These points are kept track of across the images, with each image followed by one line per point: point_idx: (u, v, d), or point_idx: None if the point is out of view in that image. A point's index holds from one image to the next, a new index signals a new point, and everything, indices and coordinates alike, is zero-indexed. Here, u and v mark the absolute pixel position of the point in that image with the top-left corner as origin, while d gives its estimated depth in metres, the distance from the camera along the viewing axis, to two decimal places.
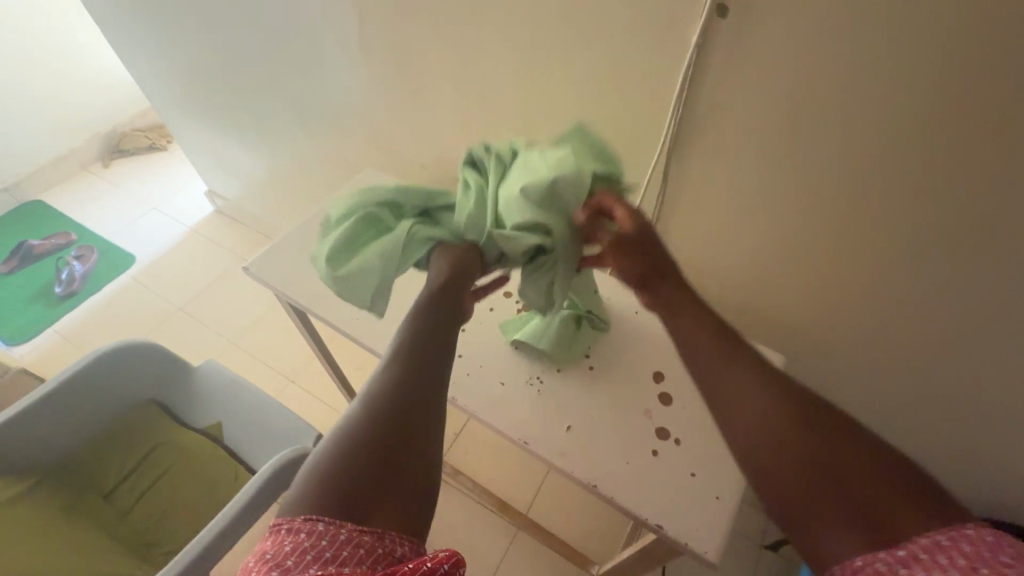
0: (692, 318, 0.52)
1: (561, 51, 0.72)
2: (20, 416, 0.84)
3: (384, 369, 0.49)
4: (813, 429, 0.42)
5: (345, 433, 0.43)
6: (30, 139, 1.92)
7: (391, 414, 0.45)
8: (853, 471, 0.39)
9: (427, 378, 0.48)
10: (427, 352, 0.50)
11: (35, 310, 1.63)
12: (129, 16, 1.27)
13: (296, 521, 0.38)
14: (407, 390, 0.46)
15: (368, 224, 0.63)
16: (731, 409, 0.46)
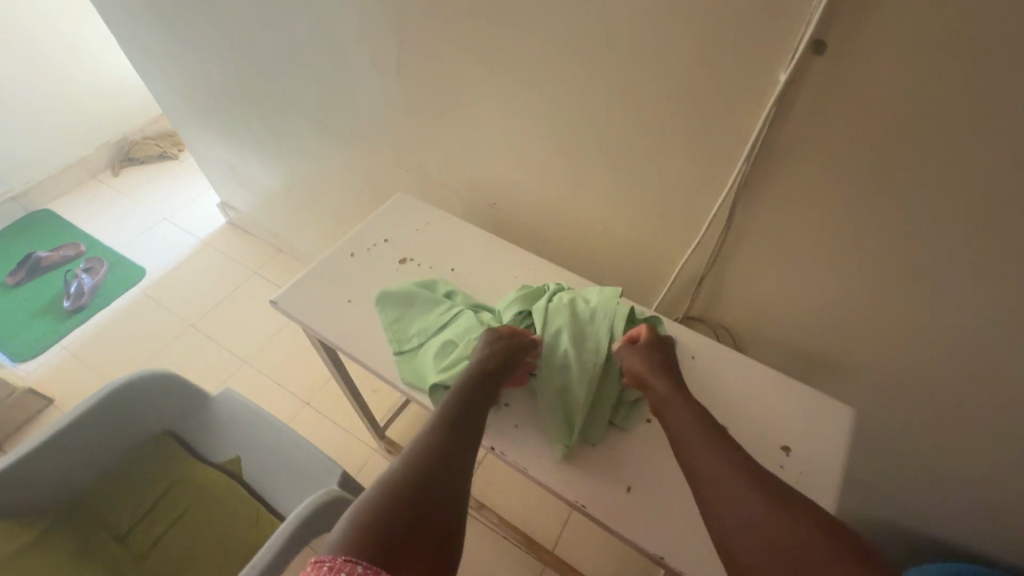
0: (690, 417, 0.54)
1: (617, 78, 0.66)
2: (30, 455, 0.80)
3: (424, 436, 0.54)
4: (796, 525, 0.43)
5: (387, 489, 0.47)
6: (41, 148, 1.88)
7: (431, 473, 0.49)
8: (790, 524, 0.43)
9: (461, 450, 0.53)
10: (462, 428, 0.56)
11: (42, 325, 1.59)
12: (148, 29, 1.23)
13: (335, 561, 0.40)
14: (441, 461, 0.51)
15: (425, 306, 0.75)
16: (720, 501, 0.47)
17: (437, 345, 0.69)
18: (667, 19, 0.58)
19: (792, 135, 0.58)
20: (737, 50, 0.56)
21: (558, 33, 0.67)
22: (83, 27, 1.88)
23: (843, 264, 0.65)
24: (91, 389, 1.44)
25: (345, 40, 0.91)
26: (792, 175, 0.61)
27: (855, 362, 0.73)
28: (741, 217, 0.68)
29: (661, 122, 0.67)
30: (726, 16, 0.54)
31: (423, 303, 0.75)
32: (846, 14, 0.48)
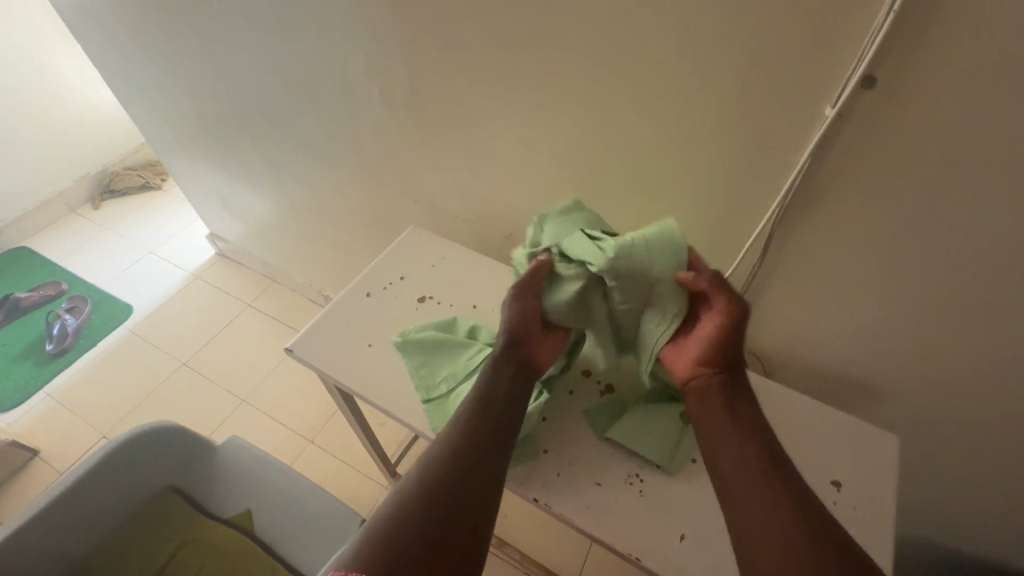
0: (717, 384, 0.55)
1: (647, 111, 0.65)
2: (28, 527, 0.75)
3: (446, 433, 0.55)
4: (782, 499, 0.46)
5: (403, 495, 0.49)
6: (16, 183, 1.81)
7: (447, 478, 0.50)
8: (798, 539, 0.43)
9: (487, 445, 0.53)
10: (486, 423, 0.55)
11: (24, 370, 1.51)
12: (139, 62, 1.20)
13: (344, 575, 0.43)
14: (465, 460, 0.52)
15: (455, 347, 0.71)
16: (723, 462, 0.50)
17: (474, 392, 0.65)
18: (704, 55, 0.56)
19: (835, 169, 0.57)
20: (779, 85, 0.54)
21: (584, 66, 0.65)
22: (58, 58, 1.82)
23: (882, 293, 0.64)
24: (79, 437, 1.37)
25: (350, 73, 0.88)
26: (833, 207, 0.60)
27: (891, 386, 0.72)
28: (775, 247, 0.67)
29: (693, 155, 0.66)
30: (768, 53, 0.53)
31: (451, 344, 0.71)
32: (898, 51, 0.47)
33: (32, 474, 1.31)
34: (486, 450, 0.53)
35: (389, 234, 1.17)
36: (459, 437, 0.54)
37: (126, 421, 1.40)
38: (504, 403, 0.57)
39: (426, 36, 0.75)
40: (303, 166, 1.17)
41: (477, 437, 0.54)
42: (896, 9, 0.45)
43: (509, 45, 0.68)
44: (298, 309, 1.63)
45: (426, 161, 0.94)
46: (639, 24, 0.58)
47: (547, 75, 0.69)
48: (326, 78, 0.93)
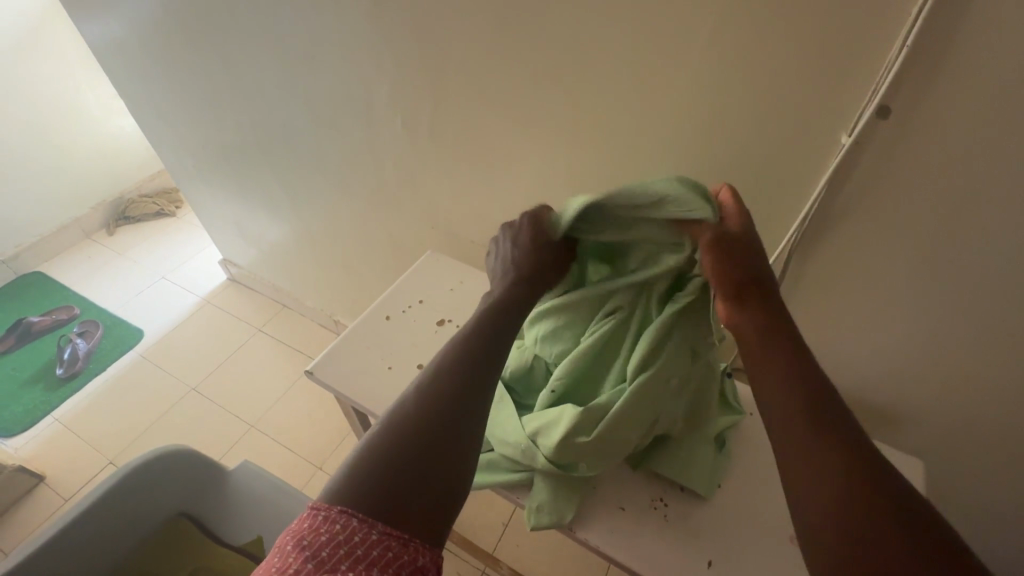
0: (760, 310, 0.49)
1: (665, 140, 0.67)
2: (41, 551, 0.74)
3: (436, 367, 0.51)
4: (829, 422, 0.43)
5: (395, 427, 0.46)
6: (35, 210, 1.84)
7: (441, 413, 0.47)
8: (858, 503, 0.39)
9: (469, 397, 0.49)
10: (477, 359, 0.52)
11: (33, 394, 1.51)
12: (165, 92, 1.25)
13: (333, 512, 0.40)
14: (455, 393, 0.49)
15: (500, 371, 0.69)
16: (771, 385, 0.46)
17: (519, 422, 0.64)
18: (723, 87, 0.59)
19: (851, 196, 0.59)
20: (796, 115, 0.57)
21: (604, 98, 0.68)
22: (83, 90, 1.88)
23: (900, 319, 0.65)
24: (85, 462, 1.35)
25: (373, 103, 0.92)
26: (851, 234, 0.61)
27: (911, 411, 0.72)
28: (792, 273, 0.68)
29: (709, 183, 0.67)
30: (785, 85, 0.55)
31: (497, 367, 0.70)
32: (911, 84, 0.49)
33: (37, 500, 1.29)
34: (479, 387, 0.50)
35: (403, 259, 1.19)
36: (453, 376, 0.50)
37: (133, 447, 1.39)
38: (488, 353, 0.53)
39: (449, 69, 0.78)
40: (319, 193, 1.20)
41: (456, 390, 0.49)
42: (909, 43, 0.47)
43: (531, 77, 0.71)
44: (308, 334, 1.64)
45: (443, 188, 0.97)
46: (658, 58, 0.61)
47: (567, 105, 0.71)
48: (349, 110, 0.96)
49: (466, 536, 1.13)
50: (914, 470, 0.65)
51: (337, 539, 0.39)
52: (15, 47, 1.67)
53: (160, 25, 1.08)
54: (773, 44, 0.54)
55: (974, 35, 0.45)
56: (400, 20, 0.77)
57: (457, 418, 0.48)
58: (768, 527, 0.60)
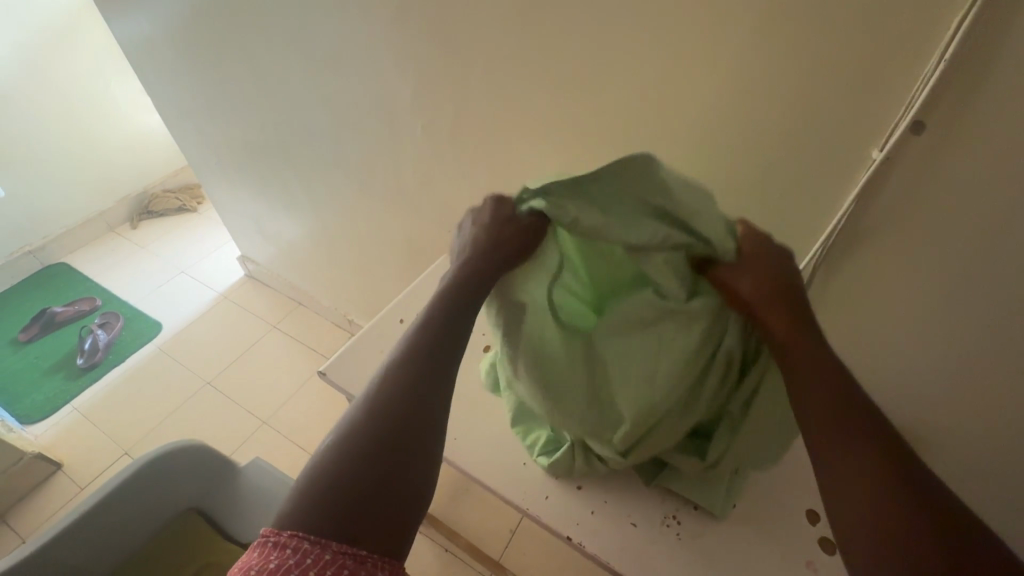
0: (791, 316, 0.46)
1: (687, 150, 0.66)
2: (55, 540, 0.76)
3: (378, 383, 0.48)
4: (864, 421, 0.41)
5: (337, 447, 0.44)
6: (62, 202, 1.89)
7: (385, 428, 0.45)
8: (894, 501, 0.37)
9: (419, 408, 0.47)
10: (420, 371, 0.48)
11: (53, 383, 1.54)
12: (192, 89, 1.27)
13: (283, 536, 0.40)
14: (399, 407, 0.46)
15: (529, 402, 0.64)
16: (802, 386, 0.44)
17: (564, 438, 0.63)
18: (750, 97, 0.58)
19: (881, 213, 0.57)
20: (826, 128, 0.55)
21: (626, 107, 0.67)
22: (113, 86, 1.93)
23: (929, 341, 0.63)
24: (101, 452, 1.38)
25: (395, 106, 0.92)
26: (880, 251, 0.59)
27: (937, 436, 0.70)
28: (816, 289, 0.67)
29: (732, 195, 0.66)
30: (815, 97, 0.54)
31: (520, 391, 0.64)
32: (946, 100, 0.48)
33: (53, 487, 1.32)
34: (423, 395, 0.47)
35: (419, 261, 1.19)
36: (394, 389, 0.47)
37: (148, 438, 1.41)
38: (448, 339, 0.51)
39: (471, 73, 0.78)
40: (338, 192, 1.21)
41: (397, 408, 0.46)
42: (946, 59, 0.46)
43: (553, 84, 0.71)
44: (322, 332, 1.65)
45: (461, 191, 0.96)
46: (682, 68, 0.60)
47: (589, 111, 0.70)
48: (370, 111, 0.97)
49: (473, 543, 1.12)
50: None
51: (288, 562, 0.38)
52: (49, 42, 1.71)
53: (189, 25, 1.10)
54: (804, 55, 0.52)
55: (1016, 50, 0.43)
56: (423, 24, 0.77)
57: (402, 432, 0.45)
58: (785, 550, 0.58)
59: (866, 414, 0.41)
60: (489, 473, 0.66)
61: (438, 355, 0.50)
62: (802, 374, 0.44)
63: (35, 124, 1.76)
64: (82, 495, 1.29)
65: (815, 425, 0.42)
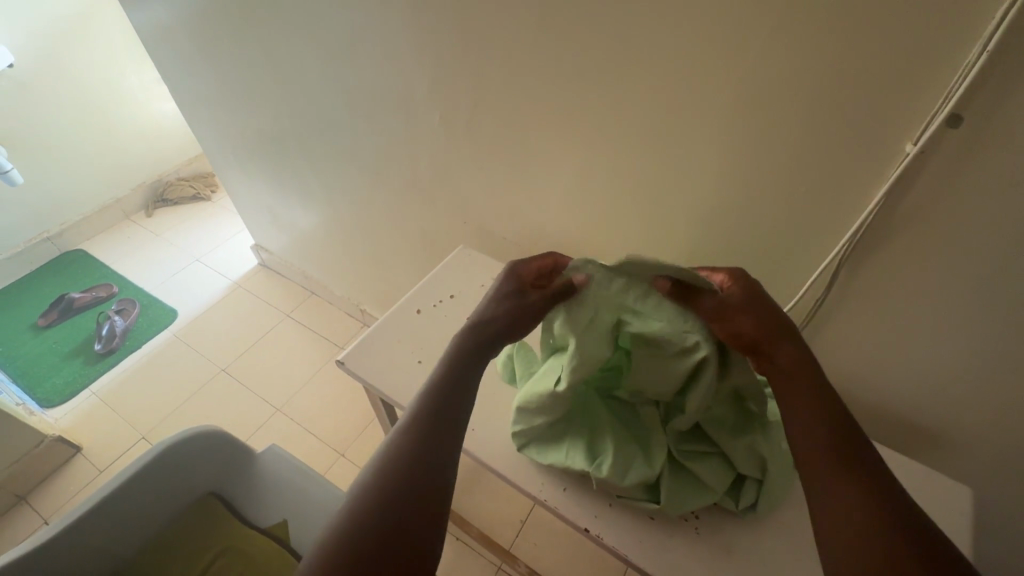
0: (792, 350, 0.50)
1: (711, 142, 0.65)
2: (78, 523, 0.77)
3: (400, 430, 0.50)
4: (846, 442, 0.45)
5: (362, 492, 0.45)
6: (79, 189, 1.91)
7: (405, 471, 0.46)
8: (870, 510, 0.41)
9: (438, 453, 0.48)
10: (440, 419, 0.51)
11: (72, 367, 1.56)
12: (207, 77, 1.27)
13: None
14: (418, 452, 0.48)
15: (550, 432, 0.65)
16: (797, 403, 0.48)
17: (576, 465, 0.61)
18: (779, 89, 0.56)
19: (912, 207, 0.56)
20: (859, 121, 0.54)
21: (649, 98, 0.66)
22: (128, 74, 1.94)
23: (956, 340, 0.61)
24: (119, 436, 1.40)
25: (412, 95, 0.91)
26: (910, 246, 0.58)
27: (959, 435, 0.69)
28: (841, 283, 0.66)
29: (757, 189, 0.65)
30: (848, 90, 0.53)
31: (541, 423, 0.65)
32: (987, 92, 0.46)
33: (73, 469, 1.34)
34: (443, 441, 0.49)
35: (432, 251, 1.19)
36: (416, 437, 0.49)
37: (165, 423, 1.43)
38: (462, 388, 0.54)
39: (491, 62, 0.76)
40: (352, 182, 1.21)
41: (418, 453, 0.48)
42: (990, 48, 0.44)
43: (574, 74, 0.69)
44: (334, 321, 1.66)
45: (476, 182, 0.96)
46: (709, 57, 0.58)
47: (612, 102, 0.69)
48: (387, 101, 0.96)
49: (485, 531, 1.13)
50: (962, 498, 0.62)
51: None
52: (66, 30, 1.72)
53: (206, 12, 1.10)
54: (839, 45, 0.51)
55: None
56: (442, 13, 0.76)
57: (422, 476, 0.47)
58: (806, 546, 0.58)
59: (851, 439, 0.45)
60: (508, 464, 0.66)
61: (456, 404, 0.52)
62: (800, 403, 0.47)
63: (52, 112, 1.77)
64: (101, 478, 1.32)
65: (807, 440, 0.46)
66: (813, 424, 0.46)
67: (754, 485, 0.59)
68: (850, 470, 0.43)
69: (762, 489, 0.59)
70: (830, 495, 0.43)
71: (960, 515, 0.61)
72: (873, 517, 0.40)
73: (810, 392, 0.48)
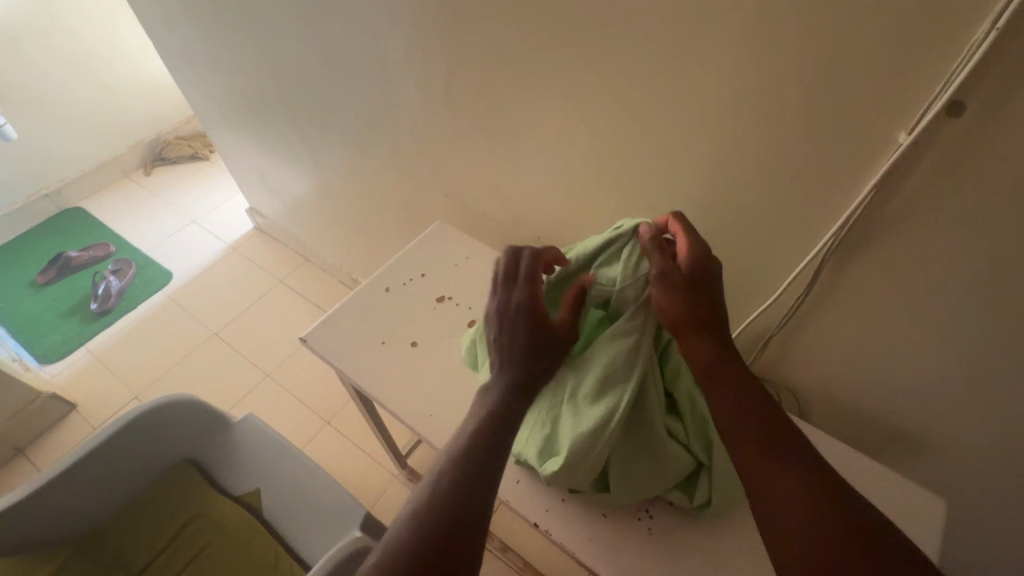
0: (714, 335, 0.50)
1: (692, 123, 0.59)
2: (52, 483, 0.79)
3: (448, 457, 0.47)
4: (779, 435, 0.45)
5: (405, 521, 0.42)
6: (76, 145, 1.89)
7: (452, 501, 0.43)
8: (816, 503, 0.40)
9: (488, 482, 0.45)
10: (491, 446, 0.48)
11: (69, 325, 1.59)
12: (189, 34, 1.22)
13: None
14: (465, 482, 0.45)
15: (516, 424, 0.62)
16: (729, 402, 0.47)
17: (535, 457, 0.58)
18: (764, 65, 0.51)
19: (903, 203, 0.51)
20: (849, 105, 0.49)
21: (628, 71, 0.60)
22: (122, 29, 1.88)
23: (942, 347, 0.57)
24: (113, 394, 1.43)
25: (388, 59, 0.86)
26: (899, 244, 0.53)
27: (941, 445, 0.65)
28: (824, 281, 0.61)
29: (739, 176, 0.60)
30: (838, 70, 0.47)
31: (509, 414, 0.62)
32: (992, 77, 0.41)
33: (69, 425, 1.38)
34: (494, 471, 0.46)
35: (418, 223, 1.15)
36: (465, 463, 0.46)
37: (157, 384, 1.45)
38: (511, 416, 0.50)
39: (465, 26, 0.71)
40: (337, 148, 1.16)
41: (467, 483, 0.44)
42: (1000, 26, 0.39)
43: (550, 42, 0.64)
44: (326, 289, 1.65)
45: (456, 154, 0.91)
46: (690, 29, 0.53)
47: (588, 75, 0.64)
48: (364, 65, 0.91)
49: None
50: (935, 510, 0.59)
51: None
52: None
53: None
54: (831, 17, 0.45)
55: None
56: None
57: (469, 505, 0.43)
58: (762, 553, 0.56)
59: (782, 428, 0.45)
60: None
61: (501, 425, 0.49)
62: (728, 395, 0.47)
63: (45, 66, 1.74)
64: None
65: (740, 440, 0.45)
66: (745, 417, 0.46)
67: (708, 480, 0.57)
68: (782, 462, 0.43)
69: (714, 483, 0.57)
70: (773, 493, 0.42)
71: (930, 528, 0.58)
72: (820, 515, 0.40)
73: (740, 380, 0.48)
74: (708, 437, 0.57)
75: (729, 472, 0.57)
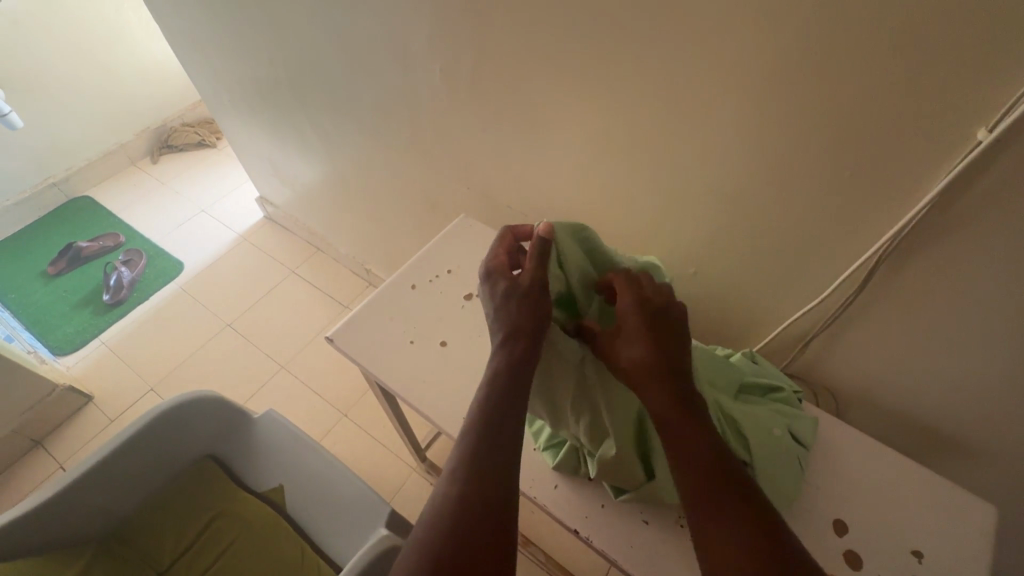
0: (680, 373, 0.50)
1: (741, 119, 0.56)
2: (79, 480, 0.80)
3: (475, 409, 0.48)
4: (719, 466, 0.45)
5: (449, 476, 0.45)
6: (82, 134, 1.87)
7: (486, 450, 0.46)
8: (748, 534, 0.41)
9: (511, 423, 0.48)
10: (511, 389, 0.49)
11: (82, 317, 1.58)
12: (198, 20, 1.18)
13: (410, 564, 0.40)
14: (495, 428, 0.47)
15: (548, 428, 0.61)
16: (674, 434, 0.47)
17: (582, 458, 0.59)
18: (830, 58, 0.47)
19: (972, 205, 0.48)
20: (921, 104, 0.46)
21: (673, 65, 0.57)
22: (125, 13, 1.83)
23: (999, 352, 0.55)
24: (129, 386, 1.43)
25: (410, 47, 0.82)
26: (961, 247, 0.51)
27: (989, 449, 0.64)
28: (875, 284, 0.59)
29: (791, 175, 0.57)
30: (914, 64, 0.44)
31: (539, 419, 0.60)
32: None
33: (86, 417, 1.38)
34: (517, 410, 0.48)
35: (437, 215, 1.13)
36: (490, 411, 0.48)
37: (172, 376, 1.45)
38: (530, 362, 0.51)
39: (495, 15, 0.67)
40: (353, 137, 1.13)
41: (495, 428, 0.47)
42: None
43: (589, 34, 0.61)
44: (338, 279, 1.63)
45: (480, 145, 0.88)
46: (748, 21, 0.50)
47: (630, 66, 0.60)
48: (384, 55, 0.88)
49: None
50: (985, 516, 0.58)
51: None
52: None
53: None
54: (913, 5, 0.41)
55: None
56: None
57: (501, 448, 0.46)
58: None
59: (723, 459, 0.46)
60: None
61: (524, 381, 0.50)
62: (679, 429, 0.47)
63: (48, 52, 1.69)
64: (112, 427, 1.35)
65: (685, 473, 0.46)
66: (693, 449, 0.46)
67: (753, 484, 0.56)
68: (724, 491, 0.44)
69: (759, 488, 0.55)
70: (710, 527, 0.42)
71: (979, 535, 0.57)
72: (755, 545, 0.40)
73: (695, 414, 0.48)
74: (741, 432, 0.57)
75: (775, 481, 0.56)
